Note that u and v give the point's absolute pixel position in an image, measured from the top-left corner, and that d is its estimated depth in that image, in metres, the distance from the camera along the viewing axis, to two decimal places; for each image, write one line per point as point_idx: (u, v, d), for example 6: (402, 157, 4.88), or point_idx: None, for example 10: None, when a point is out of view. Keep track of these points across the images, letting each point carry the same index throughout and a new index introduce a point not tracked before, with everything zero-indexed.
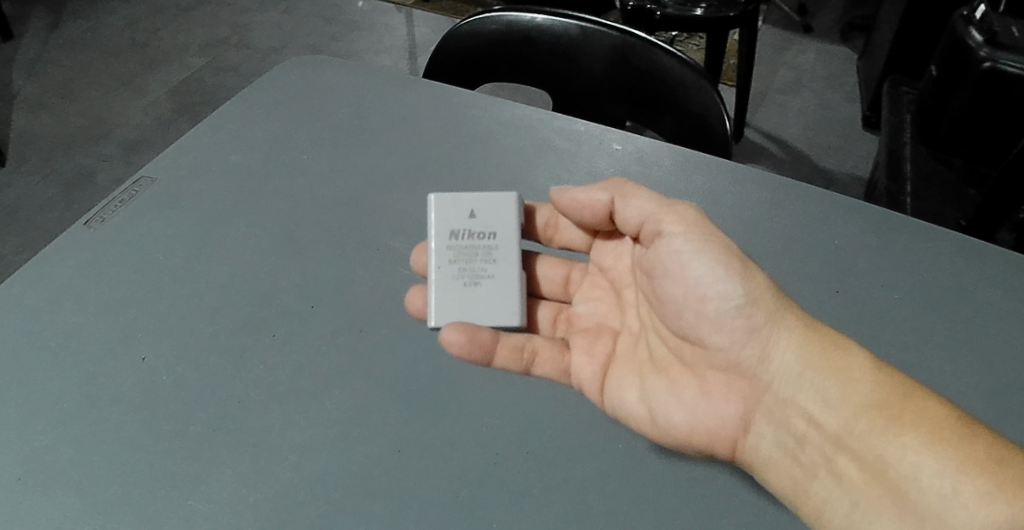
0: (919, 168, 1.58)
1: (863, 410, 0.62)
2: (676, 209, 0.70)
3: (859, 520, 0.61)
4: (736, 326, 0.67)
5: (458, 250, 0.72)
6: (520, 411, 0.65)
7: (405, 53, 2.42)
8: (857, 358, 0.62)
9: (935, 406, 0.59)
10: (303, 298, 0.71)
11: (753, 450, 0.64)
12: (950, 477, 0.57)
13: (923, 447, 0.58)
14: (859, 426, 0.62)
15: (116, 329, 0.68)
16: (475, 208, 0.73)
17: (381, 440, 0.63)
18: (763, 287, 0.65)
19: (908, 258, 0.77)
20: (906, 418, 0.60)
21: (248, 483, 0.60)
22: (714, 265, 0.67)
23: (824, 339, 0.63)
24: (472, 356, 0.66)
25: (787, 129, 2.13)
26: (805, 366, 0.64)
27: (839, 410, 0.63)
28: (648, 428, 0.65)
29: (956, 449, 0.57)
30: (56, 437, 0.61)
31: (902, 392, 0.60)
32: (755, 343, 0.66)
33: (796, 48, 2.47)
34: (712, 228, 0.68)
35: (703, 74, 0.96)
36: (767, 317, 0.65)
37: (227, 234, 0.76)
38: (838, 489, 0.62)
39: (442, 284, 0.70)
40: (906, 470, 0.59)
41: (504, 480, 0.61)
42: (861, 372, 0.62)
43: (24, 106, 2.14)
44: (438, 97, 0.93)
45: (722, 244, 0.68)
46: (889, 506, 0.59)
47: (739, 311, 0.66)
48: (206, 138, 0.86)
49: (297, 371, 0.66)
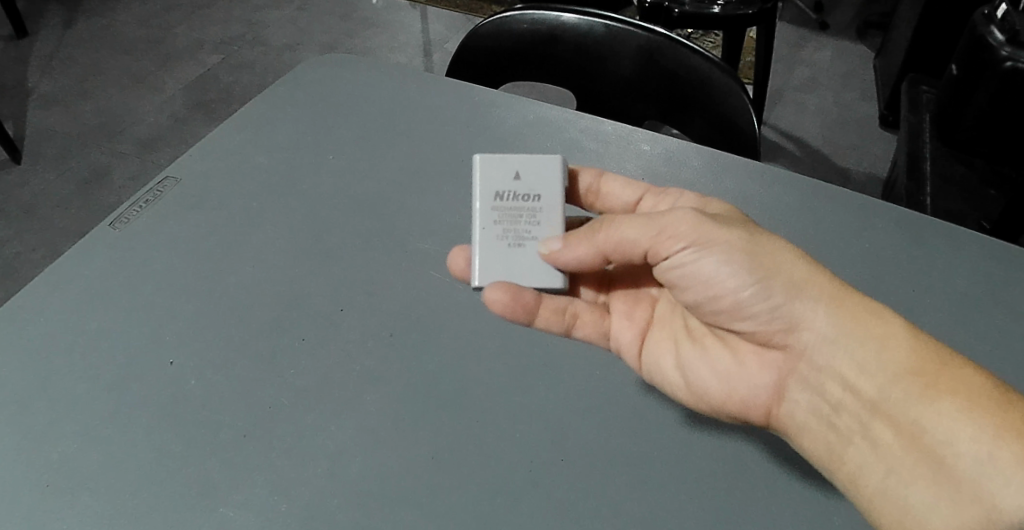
0: (939, 167, 1.56)
1: (899, 377, 0.59)
2: (672, 216, 0.65)
3: (895, 486, 0.58)
4: (759, 306, 0.64)
5: (503, 212, 0.68)
6: (553, 416, 0.63)
7: (418, 50, 2.42)
8: (893, 326, 0.60)
9: (969, 373, 0.57)
10: (331, 300, 0.70)
11: (788, 416, 0.64)
12: (987, 444, 0.54)
13: (959, 414, 0.56)
14: (895, 393, 0.59)
15: (141, 332, 0.67)
16: (521, 169, 0.68)
17: (412, 446, 0.61)
18: (779, 266, 0.63)
19: (946, 261, 0.75)
20: (941, 383, 0.57)
21: (277, 490, 0.59)
22: (722, 251, 0.64)
23: (859, 307, 0.61)
24: (516, 316, 0.66)
25: (807, 128, 2.10)
26: (840, 333, 0.62)
27: (874, 375, 0.60)
28: (684, 393, 0.65)
29: (994, 415, 0.55)
30: (82, 443, 0.61)
31: (939, 359, 0.58)
32: (784, 318, 0.63)
33: (813, 46, 2.45)
34: (716, 227, 0.64)
35: (731, 73, 0.95)
36: (784, 296, 0.63)
37: (253, 235, 0.75)
38: (873, 454, 0.60)
39: (484, 246, 0.67)
40: (942, 435, 0.56)
41: (539, 489, 0.60)
42: (897, 340, 0.60)
43: (41, 104, 2.15)
44: (462, 96, 0.92)
45: (728, 230, 0.64)
46: (925, 472, 0.57)
47: (755, 294, 0.64)
48: (228, 137, 0.86)
49: (325, 375, 0.65)
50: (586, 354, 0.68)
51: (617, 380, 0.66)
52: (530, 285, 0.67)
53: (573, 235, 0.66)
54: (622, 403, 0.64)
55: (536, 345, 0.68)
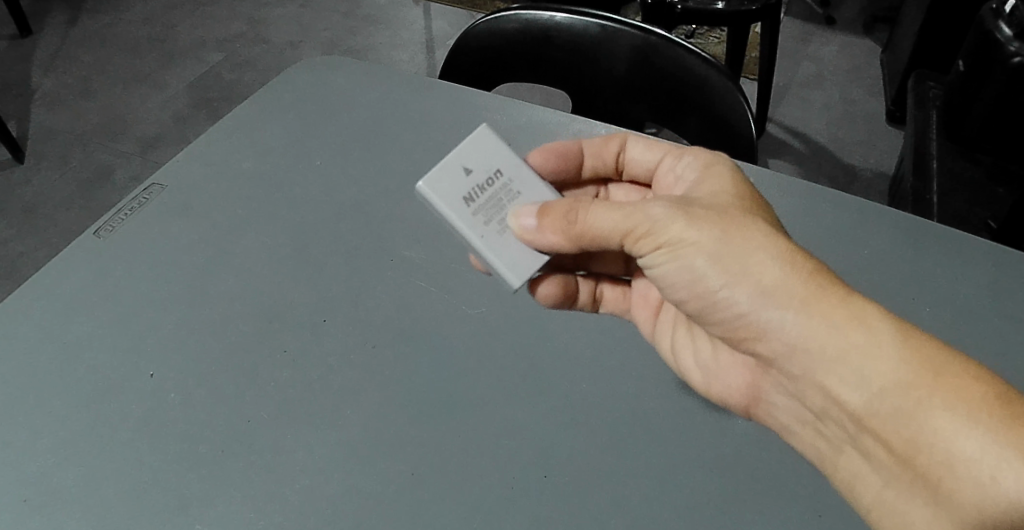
0: (946, 164, 1.54)
1: (886, 392, 0.52)
2: (646, 208, 0.61)
3: (894, 500, 0.55)
4: (727, 312, 0.60)
5: (484, 207, 0.65)
6: (538, 429, 0.62)
7: (421, 47, 2.40)
8: (878, 333, 0.53)
9: (970, 383, 0.51)
10: (317, 310, 0.69)
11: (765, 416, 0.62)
12: (988, 466, 0.49)
13: (954, 433, 0.50)
14: (885, 408, 0.53)
15: (124, 343, 0.67)
16: (464, 162, 0.65)
17: (395, 461, 0.60)
18: (747, 269, 0.57)
19: (944, 270, 0.73)
20: (936, 398, 0.51)
21: (256, 507, 0.58)
22: (689, 250, 0.59)
23: (832, 313, 0.54)
24: (562, 305, 0.69)
25: (811, 125, 2.08)
26: (807, 347, 0.55)
27: (858, 387, 0.54)
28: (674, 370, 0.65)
29: (999, 433, 0.49)
30: (60, 456, 0.60)
31: (933, 370, 0.51)
32: (751, 327, 0.59)
33: (818, 41, 2.42)
34: (680, 225, 0.60)
35: (728, 75, 0.93)
36: (752, 301, 0.57)
37: (239, 244, 0.75)
38: (868, 465, 0.56)
39: (498, 246, 0.64)
40: (939, 456, 0.51)
41: (522, 506, 0.58)
42: (883, 351, 0.53)
43: (43, 103, 2.15)
44: (454, 99, 0.91)
45: (698, 227, 0.59)
46: (923, 491, 0.52)
47: (727, 297, 0.59)
48: (218, 143, 0.85)
49: (307, 387, 0.64)
50: (574, 363, 0.66)
51: (605, 392, 0.64)
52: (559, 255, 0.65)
53: (546, 219, 0.62)
54: (610, 416, 0.63)
55: (522, 356, 0.66)
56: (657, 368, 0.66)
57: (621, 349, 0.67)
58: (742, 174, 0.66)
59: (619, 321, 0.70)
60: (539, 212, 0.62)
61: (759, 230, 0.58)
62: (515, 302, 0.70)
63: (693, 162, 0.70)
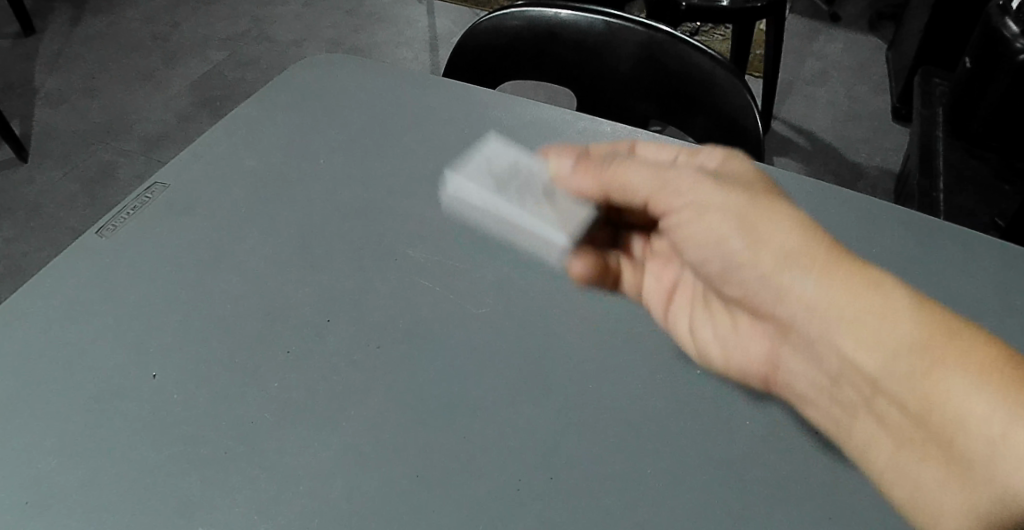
0: (951, 161, 1.53)
1: (900, 353, 0.56)
2: (672, 173, 0.71)
3: (908, 467, 0.56)
4: (753, 273, 0.64)
5: (518, 186, 0.72)
6: (544, 430, 0.61)
7: (424, 45, 2.39)
8: (893, 297, 0.57)
9: (981, 346, 0.53)
10: (320, 310, 0.69)
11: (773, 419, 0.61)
12: (999, 422, 0.50)
13: (967, 392, 0.52)
14: (899, 369, 0.56)
15: (126, 344, 0.66)
16: (488, 160, 0.75)
17: (398, 464, 0.59)
18: (767, 232, 0.63)
19: (955, 270, 0.72)
20: (948, 358, 0.54)
21: (259, 509, 0.56)
22: (710, 211, 0.67)
23: (853, 275, 0.59)
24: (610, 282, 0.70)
25: (816, 122, 2.07)
26: (828, 303, 0.59)
27: (874, 348, 0.57)
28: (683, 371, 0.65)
29: (1009, 393, 0.50)
30: (61, 458, 0.59)
31: (946, 332, 0.55)
32: (774, 286, 0.63)
33: (824, 38, 2.41)
34: (707, 190, 0.68)
35: (735, 71, 0.93)
36: (774, 265, 0.62)
37: (241, 243, 0.74)
38: (881, 429, 0.58)
39: (541, 215, 0.71)
40: (951, 413, 0.53)
41: (530, 507, 0.57)
42: (899, 316, 0.56)
43: (46, 101, 2.15)
44: (458, 98, 0.91)
45: (725, 192, 0.67)
46: (935, 454, 0.54)
47: (751, 259, 0.64)
48: (221, 142, 0.85)
49: (309, 388, 0.63)
50: (580, 363, 0.65)
51: (612, 392, 0.63)
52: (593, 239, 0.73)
53: (583, 166, 0.72)
54: (617, 417, 0.62)
55: (527, 356, 0.66)
56: (665, 367, 0.65)
57: (628, 348, 0.66)
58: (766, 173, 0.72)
59: (625, 319, 0.69)
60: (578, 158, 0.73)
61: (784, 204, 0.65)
62: (519, 302, 0.70)
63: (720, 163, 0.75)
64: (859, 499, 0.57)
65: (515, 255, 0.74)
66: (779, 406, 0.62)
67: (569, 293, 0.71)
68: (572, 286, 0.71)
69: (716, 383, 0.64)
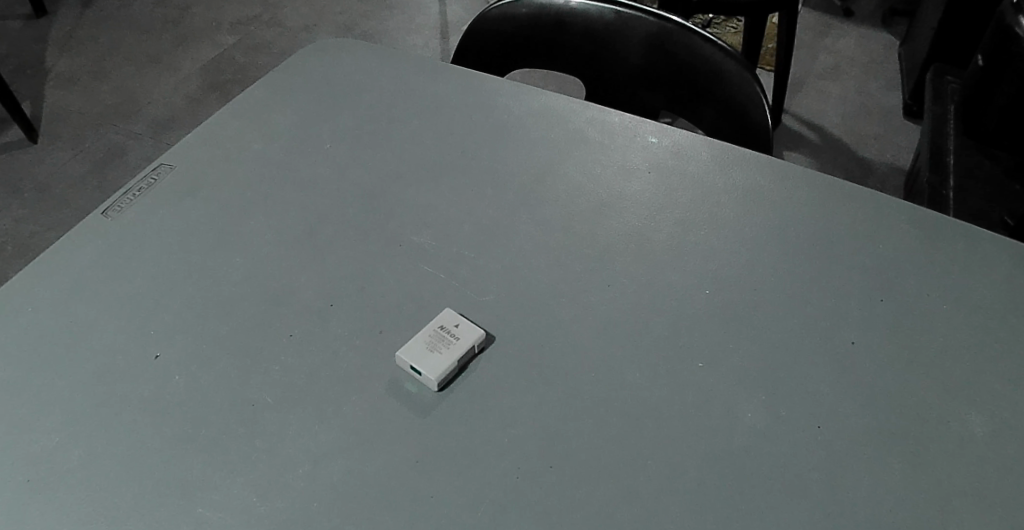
0: (963, 160, 1.51)
1: (901, 360, 0.65)
2: (719, 188, 0.80)
3: (918, 460, 0.59)
4: (794, 296, 0.70)
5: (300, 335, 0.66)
6: (546, 418, 0.61)
7: (435, 32, 2.38)
8: (889, 321, 0.68)
9: (941, 359, 0.65)
10: (324, 295, 0.69)
11: (771, 415, 0.61)
12: (962, 409, 0.62)
13: (939, 388, 0.63)
14: (910, 379, 0.63)
15: (130, 324, 0.67)
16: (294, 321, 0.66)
17: (399, 450, 0.59)
18: (805, 261, 0.73)
19: (964, 269, 0.72)
20: (928, 367, 0.64)
21: (258, 492, 0.56)
22: (752, 243, 0.74)
23: (867, 302, 0.69)
24: (616, 283, 0.70)
25: (826, 117, 2.06)
26: (853, 320, 0.68)
27: (890, 360, 0.65)
28: (684, 362, 0.65)
29: (960, 387, 0.63)
30: (62, 435, 0.60)
31: (914, 342, 0.66)
32: (816, 308, 0.69)
33: (837, 33, 2.39)
34: (766, 216, 0.77)
35: (746, 64, 0.92)
36: (811, 290, 0.70)
37: (246, 227, 0.75)
38: (895, 421, 0.61)
39: (394, 260, 0.72)
40: (942, 408, 0.62)
41: (529, 495, 0.56)
42: (895, 336, 0.67)
43: (56, 82, 2.15)
44: (465, 87, 0.91)
45: (765, 228, 0.76)
46: (943, 458, 0.59)
47: (791, 278, 0.71)
48: (229, 126, 0.86)
49: (312, 372, 0.63)
50: (582, 352, 0.65)
51: (614, 382, 0.63)
52: (605, 233, 0.75)
53: (619, 177, 0.80)
54: (617, 407, 0.61)
55: (529, 345, 0.66)
56: (668, 359, 0.65)
57: (632, 339, 0.66)
58: (811, 215, 0.77)
59: (628, 309, 0.68)
60: (612, 168, 0.81)
61: (804, 226, 0.76)
62: (523, 291, 0.70)
63: (774, 191, 0.79)
64: (860, 494, 0.57)
65: (520, 243, 0.74)
66: (783, 401, 0.62)
67: (573, 282, 0.71)
68: (576, 276, 0.71)
69: (719, 376, 0.64)
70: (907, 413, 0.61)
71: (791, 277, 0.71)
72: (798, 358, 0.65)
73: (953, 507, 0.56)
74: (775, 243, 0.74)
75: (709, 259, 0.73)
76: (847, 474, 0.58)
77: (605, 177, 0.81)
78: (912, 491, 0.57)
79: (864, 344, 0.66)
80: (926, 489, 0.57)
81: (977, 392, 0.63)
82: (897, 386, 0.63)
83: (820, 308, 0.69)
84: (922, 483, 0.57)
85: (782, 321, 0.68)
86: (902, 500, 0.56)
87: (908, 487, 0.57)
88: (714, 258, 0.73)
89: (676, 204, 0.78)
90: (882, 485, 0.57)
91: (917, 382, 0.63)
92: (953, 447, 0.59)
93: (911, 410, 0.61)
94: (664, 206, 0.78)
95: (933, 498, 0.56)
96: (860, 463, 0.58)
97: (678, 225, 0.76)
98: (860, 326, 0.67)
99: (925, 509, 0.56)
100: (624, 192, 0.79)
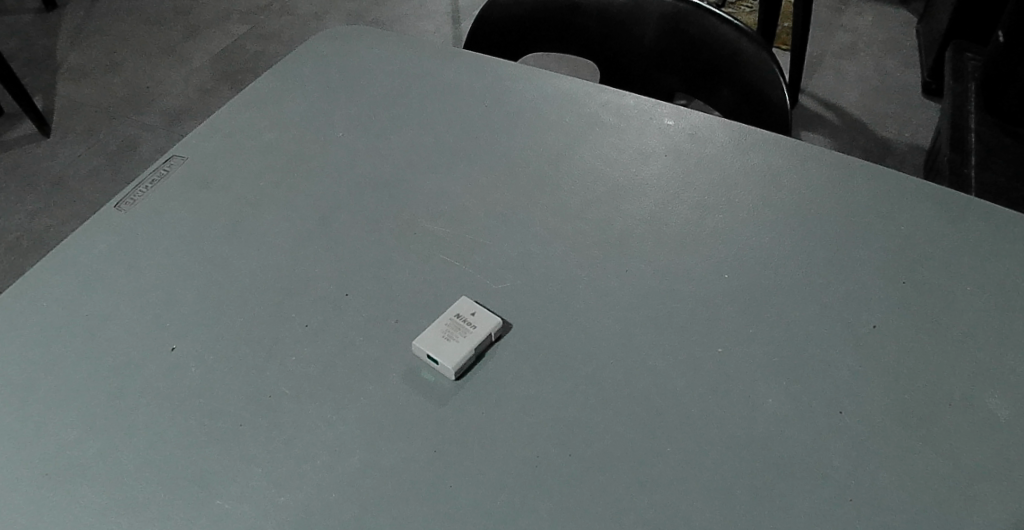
0: (984, 137, 1.47)
1: (924, 343, 0.63)
2: (737, 170, 0.78)
3: (941, 443, 0.57)
4: (815, 278, 0.68)
5: (314, 327, 0.65)
6: (563, 407, 0.60)
7: (446, 17, 2.36)
8: (911, 304, 0.66)
9: (963, 340, 0.63)
10: (339, 285, 0.68)
11: (792, 400, 0.60)
12: (985, 390, 0.60)
13: (962, 371, 0.62)
14: (933, 364, 0.62)
15: (145, 316, 0.66)
16: (308, 318, 0.66)
17: (416, 440, 0.58)
18: (825, 243, 0.71)
19: (989, 251, 0.70)
20: (951, 349, 0.63)
21: (275, 483, 0.56)
22: (771, 225, 0.73)
23: (889, 284, 0.68)
24: (633, 269, 0.69)
25: (844, 95, 2.02)
26: (874, 303, 0.66)
27: (913, 343, 0.63)
28: (705, 347, 0.63)
29: (985, 369, 0.62)
30: (79, 430, 0.59)
31: (936, 326, 0.65)
32: (838, 291, 0.67)
33: (854, 10, 2.35)
34: (785, 198, 0.75)
35: (761, 44, 0.90)
36: (833, 274, 0.69)
37: (259, 217, 0.74)
38: (916, 403, 0.60)
39: (408, 249, 0.71)
40: (966, 391, 0.60)
41: (547, 483, 0.56)
42: (917, 319, 0.65)
43: (69, 75, 2.16)
44: (478, 71, 0.90)
45: (784, 210, 0.74)
46: (966, 441, 0.57)
47: (811, 262, 0.70)
48: (240, 116, 0.85)
49: (327, 362, 0.63)
50: (599, 338, 0.64)
51: (633, 370, 0.62)
52: (620, 218, 0.74)
53: (634, 161, 0.79)
54: (636, 394, 0.61)
55: (546, 332, 0.65)
56: (687, 345, 0.64)
57: (650, 325, 0.65)
58: (831, 196, 0.75)
59: (646, 295, 0.67)
60: (628, 152, 0.80)
61: (825, 208, 0.74)
62: (539, 278, 0.69)
63: (794, 173, 0.77)
64: (885, 480, 0.55)
65: (535, 229, 0.73)
66: (804, 386, 0.61)
67: (588, 268, 0.70)
68: (592, 263, 0.70)
69: (740, 362, 0.62)
70: (930, 397, 0.60)
71: (811, 260, 0.70)
72: (822, 343, 0.64)
73: (977, 493, 0.55)
74: (795, 225, 0.73)
75: (728, 244, 0.71)
76: (871, 460, 0.57)
77: (620, 161, 0.79)
78: (937, 478, 0.56)
79: (886, 328, 0.65)
80: (950, 476, 0.56)
81: (1001, 374, 0.61)
82: (921, 371, 0.62)
83: (841, 292, 0.67)
84: (947, 469, 0.56)
85: (803, 305, 0.66)
86: (927, 487, 0.55)
87: (933, 472, 0.56)
88: (733, 242, 0.72)
89: (693, 188, 0.76)
90: (907, 472, 0.56)
91: (940, 365, 0.62)
92: (979, 432, 0.58)
93: (935, 394, 0.60)
94: (680, 189, 0.76)
95: (958, 484, 0.55)
96: (884, 449, 0.57)
97: (696, 209, 0.75)
98: (882, 310, 0.66)
99: (950, 495, 0.55)
100: (640, 175, 0.78)
